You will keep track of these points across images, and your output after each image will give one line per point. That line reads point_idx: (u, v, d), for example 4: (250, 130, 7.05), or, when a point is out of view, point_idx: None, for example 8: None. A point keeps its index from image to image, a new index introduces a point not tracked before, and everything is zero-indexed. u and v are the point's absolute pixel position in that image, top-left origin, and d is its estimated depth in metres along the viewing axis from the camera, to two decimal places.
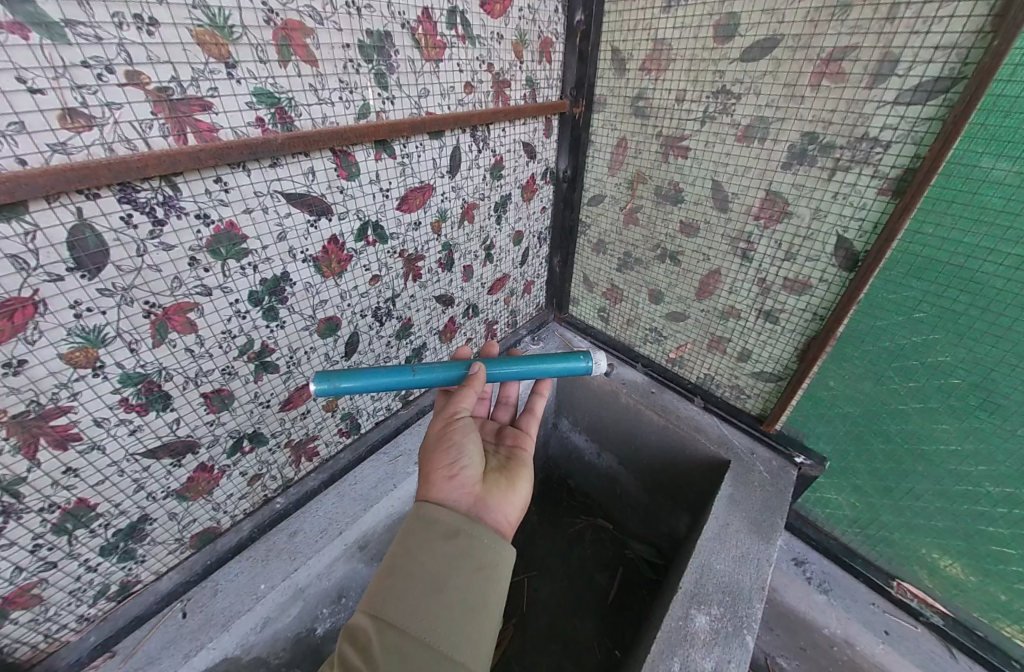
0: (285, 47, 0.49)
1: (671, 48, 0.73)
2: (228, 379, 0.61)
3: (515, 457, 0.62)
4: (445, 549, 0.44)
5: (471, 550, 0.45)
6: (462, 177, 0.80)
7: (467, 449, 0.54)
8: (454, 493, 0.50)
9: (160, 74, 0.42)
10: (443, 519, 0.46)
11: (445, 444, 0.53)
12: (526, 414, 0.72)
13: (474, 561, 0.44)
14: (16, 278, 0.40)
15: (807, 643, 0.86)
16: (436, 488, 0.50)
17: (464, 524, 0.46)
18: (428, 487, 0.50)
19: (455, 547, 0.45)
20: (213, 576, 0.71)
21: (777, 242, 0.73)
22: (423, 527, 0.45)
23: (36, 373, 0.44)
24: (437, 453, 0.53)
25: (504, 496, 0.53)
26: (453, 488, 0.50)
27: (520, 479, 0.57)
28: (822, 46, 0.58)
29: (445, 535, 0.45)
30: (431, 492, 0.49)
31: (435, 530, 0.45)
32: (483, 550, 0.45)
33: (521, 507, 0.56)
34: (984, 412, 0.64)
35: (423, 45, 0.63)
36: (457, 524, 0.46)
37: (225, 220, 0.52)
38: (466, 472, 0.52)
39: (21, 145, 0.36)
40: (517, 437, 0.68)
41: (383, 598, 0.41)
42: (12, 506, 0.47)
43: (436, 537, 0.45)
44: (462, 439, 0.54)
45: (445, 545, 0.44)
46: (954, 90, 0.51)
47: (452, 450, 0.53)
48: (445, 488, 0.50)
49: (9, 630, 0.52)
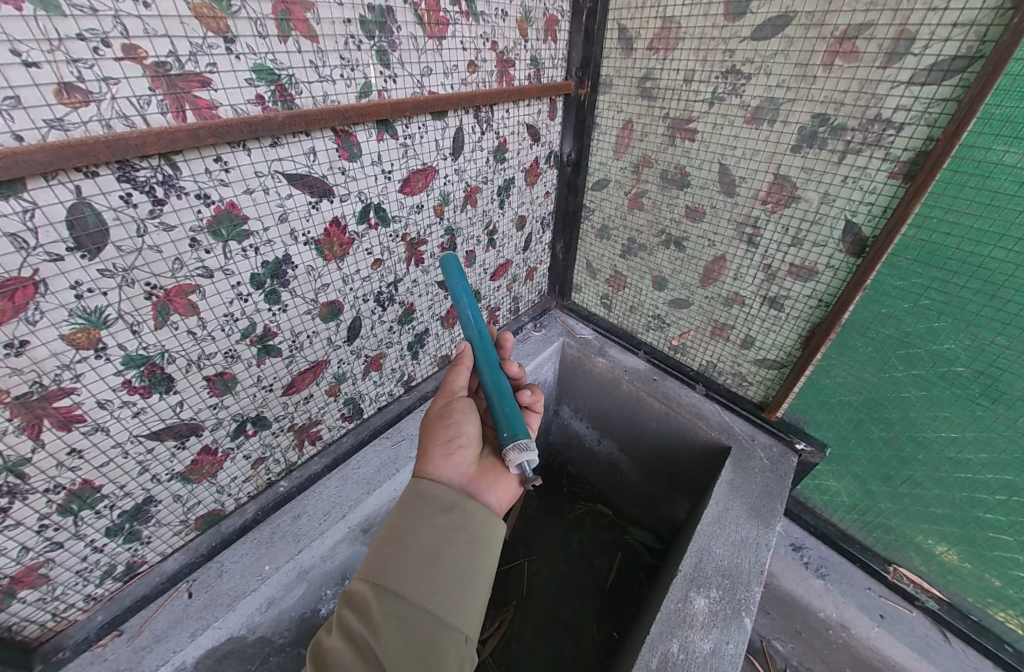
0: (285, 22, 0.48)
1: (681, 26, 0.71)
2: (231, 362, 0.61)
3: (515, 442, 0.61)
4: (441, 523, 0.44)
5: (466, 524, 0.45)
6: (466, 160, 0.79)
7: (467, 428, 0.55)
8: (450, 471, 0.51)
9: (157, 48, 0.41)
10: (439, 494, 0.46)
11: (444, 421, 0.55)
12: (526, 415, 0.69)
13: (469, 534, 0.45)
14: (15, 257, 0.39)
15: (802, 627, 0.91)
16: (433, 463, 0.51)
17: (460, 500, 0.46)
18: (424, 464, 0.51)
19: (451, 521, 0.45)
20: (218, 557, 0.72)
21: (784, 226, 0.72)
22: (420, 501, 0.45)
23: (39, 354, 0.44)
24: (436, 430, 0.54)
25: (497, 479, 0.53)
26: (449, 465, 0.51)
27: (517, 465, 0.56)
28: (837, 24, 0.57)
29: (441, 510, 0.45)
30: (427, 467, 0.51)
31: (431, 505, 0.45)
32: (478, 525, 0.46)
33: (514, 494, 0.56)
34: (987, 400, 0.64)
35: (426, 21, 0.61)
36: (452, 499, 0.46)
37: (226, 201, 0.51)
38: (462, 451, 0.53)
39: (17, 121, 0.36)
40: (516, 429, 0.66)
41: (381, 566, 0.41)
42: (18, 486, 0.47)
43: (432, 511, 0.45)
44: (461, 418, 0.55)
45: (441, 519, 0.45)
46: (971, 70, 0.50)
47: (451, 427, 0.54)
48: (441, 464, 0.51)
49: (17, 608, 0.53)
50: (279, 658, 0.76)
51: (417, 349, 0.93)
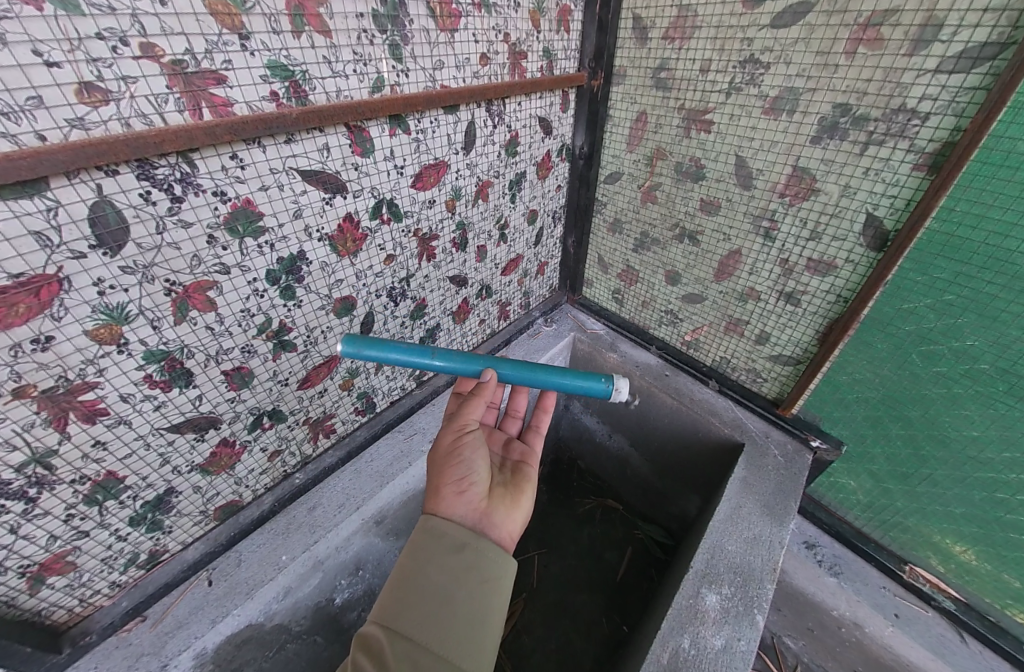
0: (298, 17, 0.47)
1: (697, 14, 0.69)
2: (248, 357, 0.62)
3: (520, 468, 0.62)
4: (453, 563, 0.46)
5: (476, 563, 0.47)
6: (477, 154, 0.78)
7: (476, 465, 0.55)
8: (463, 508, 0.51)
9: (174, 46, 0.41)
10: (451, 532, 0.48)
11: (455, 459, 0.54)
12: (530, 431, 0.72)
13: (480, 575, 0.46)
14: (40, 255, 0.40)
15: (814, 624, 0.90)
16: (444, 503, 0.51)
17: (471, 539, 0.48)
18: (437, 502, 0.51)
19: (462, 561, 0.46)
20: (237, 546, 0.74)
21: (803, 220, 0.71)
22: (431, 540, 0.47)
23: (64, 349, 0.45)
24: (447, 467, 0.54)
25: (508, 512, 0.54)
26: (462, 504, 0.51)
27: (524, 493, 0.58)
28: (861, 10, 0.55)
29: (452, 549, 0.47)
30: (440, 506, 0.51)
31: (444, 544, 0.47)
32: (488, 566, 0.47)
33: (523, 523, 0.57)
34: (1011, 398, 0.62)
35: (438, 13, 0.60)
36: (464, 538, 0.48)
37: (242, 197, 0.51)
38: (474, 488, 0.53)
39: (40, 120, 0.36)
40: (522, 452, 0.67)
41: (395, 607, 0.42)
42: (45, 477, 0.48)
43: (444, 550, 0.46)
44: (471, 456, 0.55)
45: (453, 559, 0.46)
46: (1002, 57, 0.48)
47: (463, 465, 0.54)
48: (454, 503, 0.51)
49: (46, 593, 0.55)
50: (295, 645, 0.78)
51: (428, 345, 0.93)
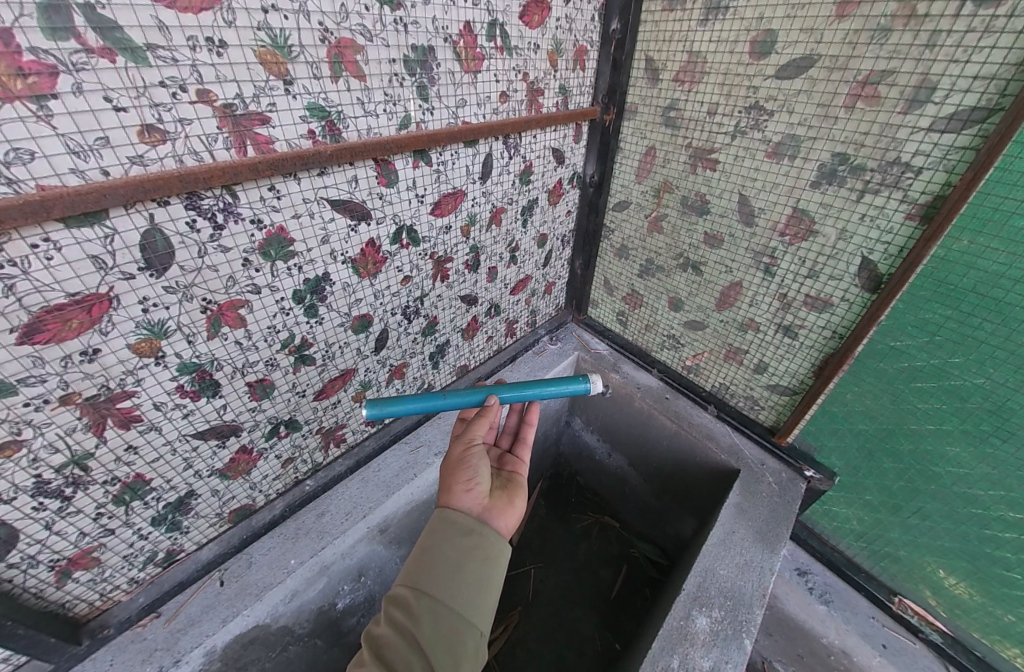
0: (337, 64, 0.52)
1: (706, 61, 0.73)
2: (270, 370, 0.65)
3: (515, 475, 0.64)
4: (461, 543, 0.49)
5: (482, 542, 0.50)
6: (493, 183, 0.82)
7: (482, 468, 0.58)
8: (469, 502, 0.54)
9: (225, 92, 0.45)
10: (459, 519, 0.51)
11: (463, 463, 0.58)
12: (519, 443, 0.72)
13: (486, 552, 0.50)
14: (95, 276, 0.44)
15: (804, 651, 0.91)
16: (452, 497, 0.54)
17: (477, 524, 0.51)
18: (446, 497, 0.55)
19: (469, 542, 0.49)
20: (248, 549, 0.77)
21: (801, 259, 0.74)
22: (441, 526, 0.50)
23: (108, 361, 0.48)
24: (455, 470, 0.57)
25: (507, 506, 0.56)
26: (468, 498, 0.55)
27: (522, 494, 0.60)
28: (859, 69, 0.58)
29: (461, 532, 0.50)
30: (449, 500, 0.54)
31: (453, 528, 0.50)
32: (492, 547, 0.50)
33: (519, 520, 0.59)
34: (997, 438, 0.64)
35: (463, 57, 0.64)
36: (471, 523, 0.51)
37: (276, 225, 0.55)
38: (480, 486, 0.56)
39: (105, 158, 0.40)
40: (516, 463, 0.67)
41: (415, 572, 0.47)
42: (81, 477, 0.52)
43: (452, 533, 0.50)
44: (478, 460, 0.58)
45: (460, 540, 0.49)
46: (989, 122, 0.51)
47: (470, 467, 0.57)
48: (460, 498, 0.54)
49: (71, 587, 0.58)
50: (297, 646, 0.81)
51: (438, 359, 0.96)
